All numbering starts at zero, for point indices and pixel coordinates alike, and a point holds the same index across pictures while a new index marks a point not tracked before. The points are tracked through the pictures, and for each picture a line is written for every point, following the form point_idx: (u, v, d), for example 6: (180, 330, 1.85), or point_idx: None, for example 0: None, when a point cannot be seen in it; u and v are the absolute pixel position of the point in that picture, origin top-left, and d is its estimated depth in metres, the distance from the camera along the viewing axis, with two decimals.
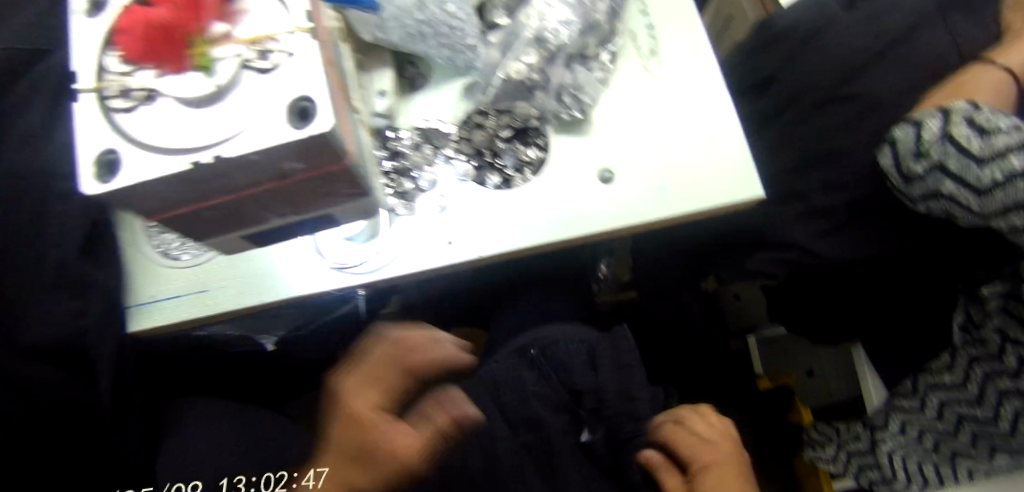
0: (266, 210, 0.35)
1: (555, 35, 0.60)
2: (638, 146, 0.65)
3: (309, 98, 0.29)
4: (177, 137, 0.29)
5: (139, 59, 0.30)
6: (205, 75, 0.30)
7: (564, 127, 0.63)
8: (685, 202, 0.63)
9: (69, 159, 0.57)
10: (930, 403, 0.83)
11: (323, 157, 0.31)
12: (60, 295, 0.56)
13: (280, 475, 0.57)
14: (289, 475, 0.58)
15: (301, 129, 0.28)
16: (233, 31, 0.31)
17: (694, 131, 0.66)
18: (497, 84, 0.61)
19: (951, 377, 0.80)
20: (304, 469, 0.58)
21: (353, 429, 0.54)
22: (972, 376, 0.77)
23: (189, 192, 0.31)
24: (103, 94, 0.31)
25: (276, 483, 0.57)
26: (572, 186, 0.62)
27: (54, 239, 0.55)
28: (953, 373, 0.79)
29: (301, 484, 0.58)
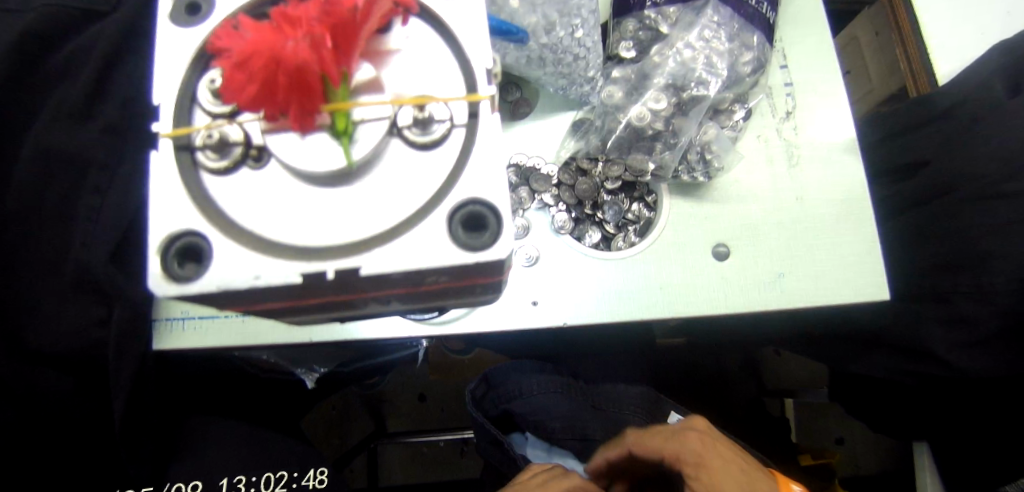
0: (380, 301, 0.27)
1: (700, 85, 0.52)
2: (758, 217, 0.56)
3: (487, 202, 0.21)
4: (300, 225, 0.21)
5: (244, 103, 0.21)
6: (342, 144, 0.20)
7: (681, 188, 0.55)
8: (807, 294, 0.55)
9: (110, 146, 0.48)
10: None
11: (483, 273, 0.23)
12: (78, 300, 0.48)
13: (281, 475, 0.59)
14: (290, 474, 0.60)
15: (473, 246, 0.20)
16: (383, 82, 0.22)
17: (824, 209, 0.57)
18: (617, 131, 0.53)
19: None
20: (308, 471, 0.60)
21: None
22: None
23: (292, 296, 0.22)
24: (189, 141, 0.22)
25: (276, 483, 0.58)
26: (681, 257, 0.53)
27: (82, 238, 0.47)
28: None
29: (306, 484, 0.59)
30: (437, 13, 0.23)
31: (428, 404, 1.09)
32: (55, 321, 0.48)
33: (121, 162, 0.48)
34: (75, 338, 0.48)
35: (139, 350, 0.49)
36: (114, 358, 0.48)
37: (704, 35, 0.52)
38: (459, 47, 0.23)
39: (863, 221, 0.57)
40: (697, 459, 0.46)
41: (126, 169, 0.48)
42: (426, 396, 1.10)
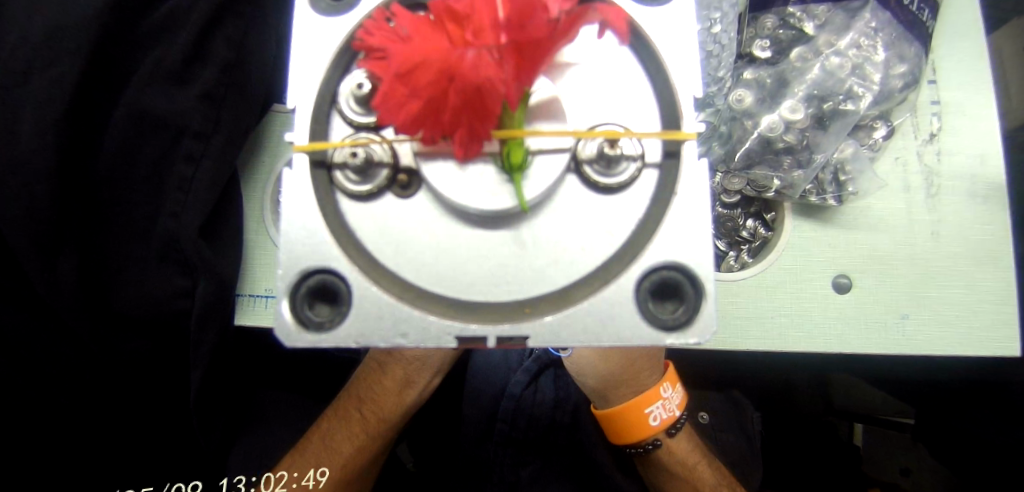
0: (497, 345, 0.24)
1: (847, 100, 0.46)
2: (886, 249, 0.49)
3: (683, 266, 0.21)
4: (471, 273, 0.21)
5: (404, 121, 0.18)
6: (507, 177, 0.19)
7: (805, 209, 0.49)
8: (931, 341, 0.49)
9: (204, 112, 0.46)
10: None
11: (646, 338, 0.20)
12: (162, 270, 0.47)
13: (280, 475, 0.52)
14: (291, 473, 0.52)
15: (663, 328, 0.20)
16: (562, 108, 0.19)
17: (965, 251, 0.50)
18: (746, 144, 0.48)
19: None
20: (309, 470, 0.52)
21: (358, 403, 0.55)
22: None
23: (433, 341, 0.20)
24: (328, 158, 0.21)
25: (276, 483, 0.52)
26: (796, 288, 0.48)
27: (169, 208, 0.46)
28: None
29: (306, 483, 0.52)
30: (646, 37, 0.23)
31: None
32: (140, 286, 0.48)
33: (214, 130, 0.46)
34: (158, 305, 0.48)
35: (219, 324, 0.48)
36: (195, 330, 0.48)
37: (859, 43, 0.47)
38: (669, 78, 0.22)
39: (1007, 269, 0.50)
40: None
41: (222, 139, 0.46)
42: None
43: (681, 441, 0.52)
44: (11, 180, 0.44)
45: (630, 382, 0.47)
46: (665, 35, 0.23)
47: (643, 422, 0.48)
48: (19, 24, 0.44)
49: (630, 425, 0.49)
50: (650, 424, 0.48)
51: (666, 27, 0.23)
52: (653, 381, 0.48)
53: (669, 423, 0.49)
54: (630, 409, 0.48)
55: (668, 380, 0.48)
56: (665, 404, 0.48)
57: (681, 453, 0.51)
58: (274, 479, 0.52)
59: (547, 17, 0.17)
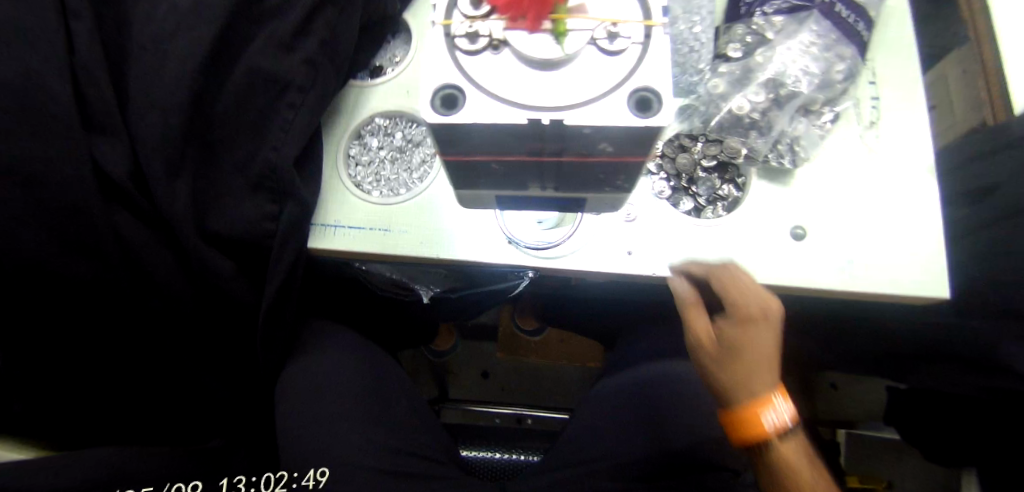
0: (539, 181, 0.36)
1: (795, 84, 0.60)
2: (833, 207, 0.62)
3: (650, 88, 0.29)
4: (523, 93, 0.30)
5: (502, 8, 0.30)
6: (557, 41, 0.30)
7: (768, 172, 0.62)
8: (870, 281, 0.60)
9: (305, 74, 0.60)
10: None
11: (629, 152, 0.32)
12: (257, 195, 0.60)
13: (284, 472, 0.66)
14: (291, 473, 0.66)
15: (642, 117, 0.29)
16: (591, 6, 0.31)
17: (895, 213, 0.62)
18: (720, 116, 0.61)
19: None
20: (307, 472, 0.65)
21: None
22: None
23: (503, 148, 0.32)
24: (449, 31, 0.31)
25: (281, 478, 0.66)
26: (760, 235, 0.61)
27: (272, 145, 0.59)
28: None
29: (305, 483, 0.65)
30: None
31: (489, 381, 1.33)
32: (237, 208, 0.60)
33: (312, 88, 0.60)
34: (250, 224, 0.60)
35: (297, 242, 0.60)
36: (279, 246, 0.60)
37: (807, 42, 0.60)
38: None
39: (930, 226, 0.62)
40: (752, 310, 0.54)
41: (317, 96, 0.61)
42: (488, 373, 1.34)
43: (792, 447, 0.55)
44: (150, 113, 0.56)
45: (754, 391, 0.55)
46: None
47: (762, 427, 0.54)
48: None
49: (746, 425, 0.55)
50: (774, 427, 0.55)
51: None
52: (770, 390, 0.55)
53: (782, 428, 0.55)
54: (749, 414, 0.55)
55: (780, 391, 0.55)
56: (777, 413, 0.55)
57: (797, 460, 0.55)
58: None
59: None
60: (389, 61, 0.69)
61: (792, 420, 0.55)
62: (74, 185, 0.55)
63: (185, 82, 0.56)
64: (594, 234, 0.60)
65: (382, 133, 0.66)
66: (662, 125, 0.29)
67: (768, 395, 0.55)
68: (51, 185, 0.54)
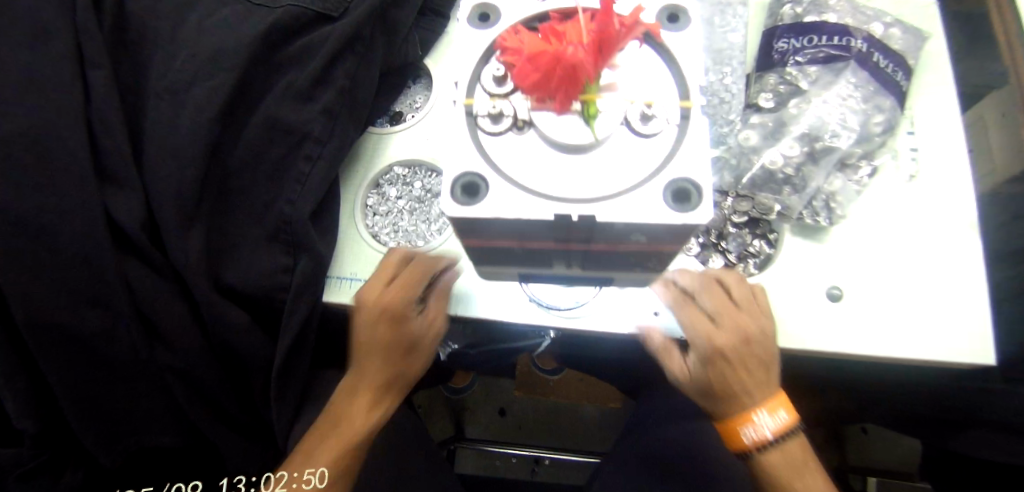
0: (568, 262, 0.34)
1: (834, 137, 0.57)
2: (872, 266, 0.58)
3: (689, 179, 0.27)
4: (550, 182, 0.27)
5: (524, 87, 0.28)
6: (587, 123, 0.28)
7: (802, 229, 0.58)
8: (912, 348, 0.56)
9: (323, 125, 0.59)
10: None
11: (660, 242, 0.29)
12: (270, 247, 0.58)
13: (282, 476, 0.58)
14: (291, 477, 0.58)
15: (677, 211, 0.26)
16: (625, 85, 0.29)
17: (939, 273, 0.58)
18: (753, 169, 0.58)
19: None
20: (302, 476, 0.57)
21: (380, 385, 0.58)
22: None
23: (526, 236, 0.29)
24: (471, 110, 0.29)
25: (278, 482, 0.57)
26: (795, 295, 0.57)
27: (287, 197, 0.58)
28: None
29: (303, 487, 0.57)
30: (665, 40, 0.30)
31: (506, 418, 1.29)
32: (249, 260, 0.58)
33: (330, 138, 0.59)
34: (262, 277, 0.58)
35: (312, 296, 0.58)
36: (292, 300, 0.57)
37: (843, 94, 0.57)
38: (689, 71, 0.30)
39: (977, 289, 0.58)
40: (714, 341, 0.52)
41: (334, 147, 0.59)
42: (505, 410, 1.30)
43: (784, 453, 0.53)
44: (164, 164, 0.55)
45: (733, 407, 0.54)
46: (678, 40, 0.30)
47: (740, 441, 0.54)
48: (189, 46, 0.57)
49: (727, 436, 0.56)
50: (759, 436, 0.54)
51: (682, 32, 0.30)
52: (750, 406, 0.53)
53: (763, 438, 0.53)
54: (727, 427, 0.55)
55: (764, 407, 0.53)
56: (758, 426, 0.53)
57: (782, 465, 0.53)
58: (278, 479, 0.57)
59: (617, 23, 0.28)
60: (410, 106, 0.68)
61: (779, 431, 0.53)
62: (86, 237, 0.54)
63: (202, 134, 0.55)
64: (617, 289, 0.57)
65: (400, 182, 0.64)
66: (701, 222, 0.26)
67: (746, 410, 0.53)
68: (64, 239, 0.53)
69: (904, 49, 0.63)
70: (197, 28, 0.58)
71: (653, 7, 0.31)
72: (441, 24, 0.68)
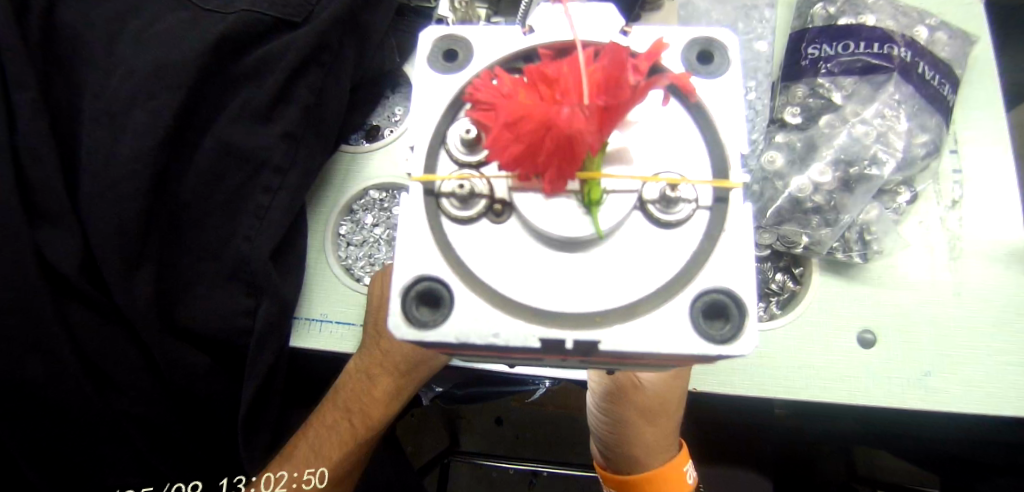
0: (560, 361, 0.27)
1: (875, 166, 0.50)
2: (911, 307, 0.51)
3: (724, 289, 0.20)
4: (538, 292, 0.21)
5: (502, 161, 0.21)
6: (589, 214, 0.21)
7: (831, 265, 0.52)
8: (956, 400, 0.49)
9: (285, 149, 0.52)
10: None
11: (680, 360, 0.22)
12: (228, 289, 0.51)
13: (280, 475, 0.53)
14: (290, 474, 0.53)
15: (707, 337, 0.20)
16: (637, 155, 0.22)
17: (986, 313, 0.52)
18: (779, 199, 0.51)
19: None
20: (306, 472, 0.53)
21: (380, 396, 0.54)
22: None
23: (505, 353, 0.22)
24: (434, 188, 0.22)
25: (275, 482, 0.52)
26: (827, 341, 0.50)
27: (245, 232, 0.51)
28: None
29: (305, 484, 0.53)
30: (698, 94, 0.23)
31: (503, 428, 1.24)
32: (203, 304, 0.51)
33: (292, 165, 0.52)
34: (218, 323, 0.51)
35: (277, 344, 0.51)
36: (255, 348, 0.50)
37: (884, 113, 0.50)
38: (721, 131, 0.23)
39: None
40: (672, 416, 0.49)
41: (299, 174, 0.52)
42: (502, 420, 1.24)
43: None
44: (103, 197, 0.48)
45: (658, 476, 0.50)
46: (710, 92, 0.23)
47: None
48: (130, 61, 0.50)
49: None
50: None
51: (714, 81, 0.23)
52: None
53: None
54: None
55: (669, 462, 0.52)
56: None
57: None
58: (274, 479, 0.52)
59: (629, 81, 0.20)
60: (388, 120, 0.61)
61: None
62: (15, 282, 0.48)
63: (144, 165, 0.48)
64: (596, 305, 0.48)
65: (377, 208, 0.57)
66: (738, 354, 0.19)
67: None
68: None
69: (950, 57, 0.55)
70: (138, 39, 0.50)
71: (678, 44, 0.24)
72: (422, 27, 0.60)
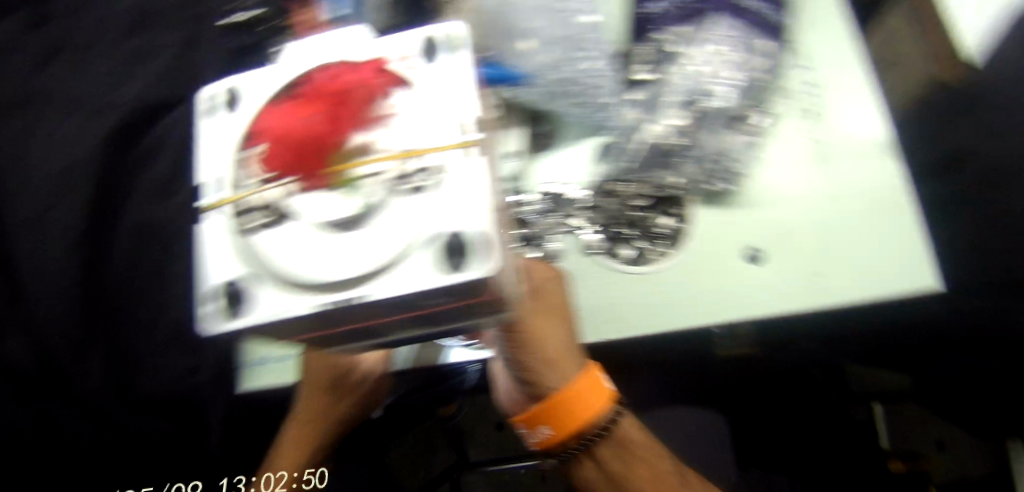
0: (404, 326, 0.33)
1: (710, 98, 0.53)
2: (792, 218, 0.55)
3: (460, 231, 0.26)
4: (313, 267, 0.26)
5: (278, 172, 0.28)
6: (346, 194, 0.27)
7: (710, 198, 0.56)
8: (849, 292, 0.53)
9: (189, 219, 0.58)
10: None
11: (469, 291, 0.28)
12: (172, 352, 0.58)
13: (280, 476, 0.55)
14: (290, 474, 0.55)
15: (453, 269, 0.25)
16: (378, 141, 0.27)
17: (862, 206, 0.55)
18: (638, 151, 0.54)
19: None
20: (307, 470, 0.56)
21: (309, 418, 0.56)
22: None
23: (323, 320, 0.28)
24: (241, 206, 0.29)
25: (276, 483, 0.55)
26: (718, 267, 0.54)
27: (172, 300, 0.58)
28: None
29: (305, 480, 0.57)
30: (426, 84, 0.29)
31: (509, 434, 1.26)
32: (154, 371, 0.58)
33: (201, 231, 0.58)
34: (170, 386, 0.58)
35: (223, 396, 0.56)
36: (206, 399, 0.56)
37: (711, 50, 0.53)
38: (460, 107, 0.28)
39: (905, 212, 0.54)
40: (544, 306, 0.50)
41: None
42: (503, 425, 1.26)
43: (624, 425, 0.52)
44: (48, 298, 0.57)
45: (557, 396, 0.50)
46: (444, 80, 0.29)
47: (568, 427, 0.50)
48: (75, 180, 0.59)
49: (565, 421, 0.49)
50: (597, 400, 0.49)
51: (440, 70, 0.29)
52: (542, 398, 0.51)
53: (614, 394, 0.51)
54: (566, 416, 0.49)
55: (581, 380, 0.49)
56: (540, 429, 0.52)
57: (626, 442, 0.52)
58: (274, 479, 0.55)
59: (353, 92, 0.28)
60: None
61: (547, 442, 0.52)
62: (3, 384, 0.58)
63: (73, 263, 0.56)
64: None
65: None
66: (481, 278, 0.25)
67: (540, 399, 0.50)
68: None
69: None
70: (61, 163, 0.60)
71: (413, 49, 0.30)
72: None
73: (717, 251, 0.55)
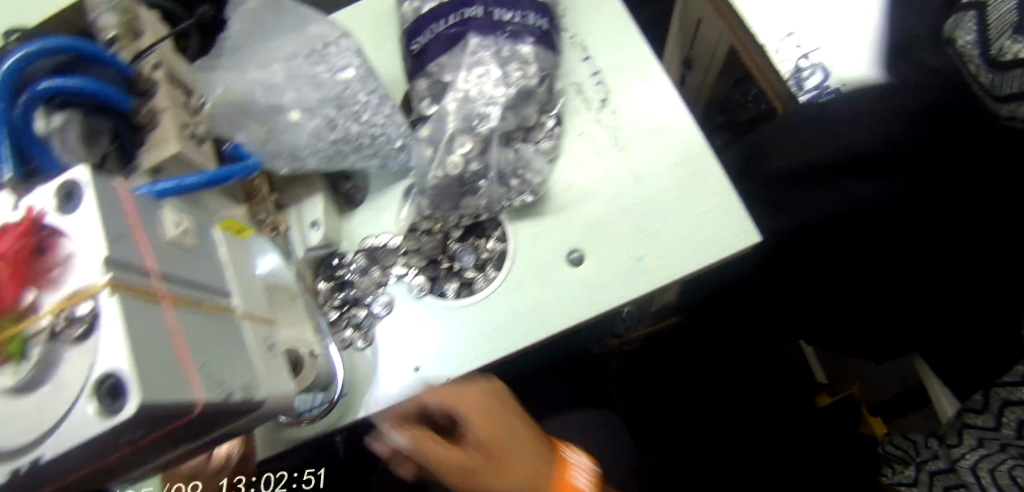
0: (149, 453, 0.33)
1: (484, 120, 0.53)
2: (602, 211, 0.55)
3: (112, 371, 0.27)
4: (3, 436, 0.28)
5: None
6: (16, 361, 0.28)
7: (518, 212, 0.56)
8: (670, 271, 0.53)
9: None
10: (966, 440, 0.66)
11: (157, 422, 0.29)
12: None
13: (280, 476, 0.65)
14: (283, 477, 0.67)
15: (113, 414, 0.27)
16: (41, 299, 0.30)
17: (669, 181, 0.55)
18: (429, 187, 0.53)
19: (982, 419, 0.63)
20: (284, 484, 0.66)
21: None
22: (1005, 421, 0.61)
23: (42, 479, 0.30)
24: None
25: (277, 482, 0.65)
26: (542, 275, 0.54)
27: None
28: (983, 414, 0.63)
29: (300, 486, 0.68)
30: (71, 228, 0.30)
31: None
32: None
33: None
34: None
35: None
36: None
37: (473, 70, 0.54)
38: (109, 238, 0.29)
39: (709, 176, 0.54)
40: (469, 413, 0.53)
41: None
42: None
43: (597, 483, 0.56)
44: None
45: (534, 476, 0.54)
46: (81, 220, 0.29)
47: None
48: None
49: None
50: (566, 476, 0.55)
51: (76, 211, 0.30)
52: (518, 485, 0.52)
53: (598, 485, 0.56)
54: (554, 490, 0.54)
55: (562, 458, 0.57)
56: None
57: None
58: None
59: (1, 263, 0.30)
60: None
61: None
62: None
63: None
64: (302, 343, 0.48)
65: None
66: (141, 413, 0.26)
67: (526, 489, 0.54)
68: None
69: None
70: None
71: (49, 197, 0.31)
72: None
73: (538, 261, 0.55)
